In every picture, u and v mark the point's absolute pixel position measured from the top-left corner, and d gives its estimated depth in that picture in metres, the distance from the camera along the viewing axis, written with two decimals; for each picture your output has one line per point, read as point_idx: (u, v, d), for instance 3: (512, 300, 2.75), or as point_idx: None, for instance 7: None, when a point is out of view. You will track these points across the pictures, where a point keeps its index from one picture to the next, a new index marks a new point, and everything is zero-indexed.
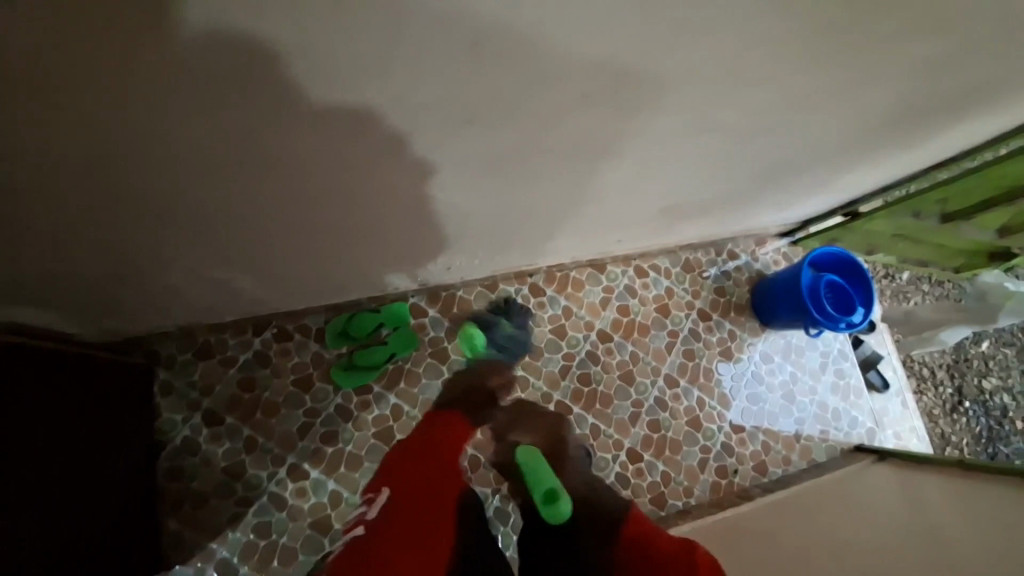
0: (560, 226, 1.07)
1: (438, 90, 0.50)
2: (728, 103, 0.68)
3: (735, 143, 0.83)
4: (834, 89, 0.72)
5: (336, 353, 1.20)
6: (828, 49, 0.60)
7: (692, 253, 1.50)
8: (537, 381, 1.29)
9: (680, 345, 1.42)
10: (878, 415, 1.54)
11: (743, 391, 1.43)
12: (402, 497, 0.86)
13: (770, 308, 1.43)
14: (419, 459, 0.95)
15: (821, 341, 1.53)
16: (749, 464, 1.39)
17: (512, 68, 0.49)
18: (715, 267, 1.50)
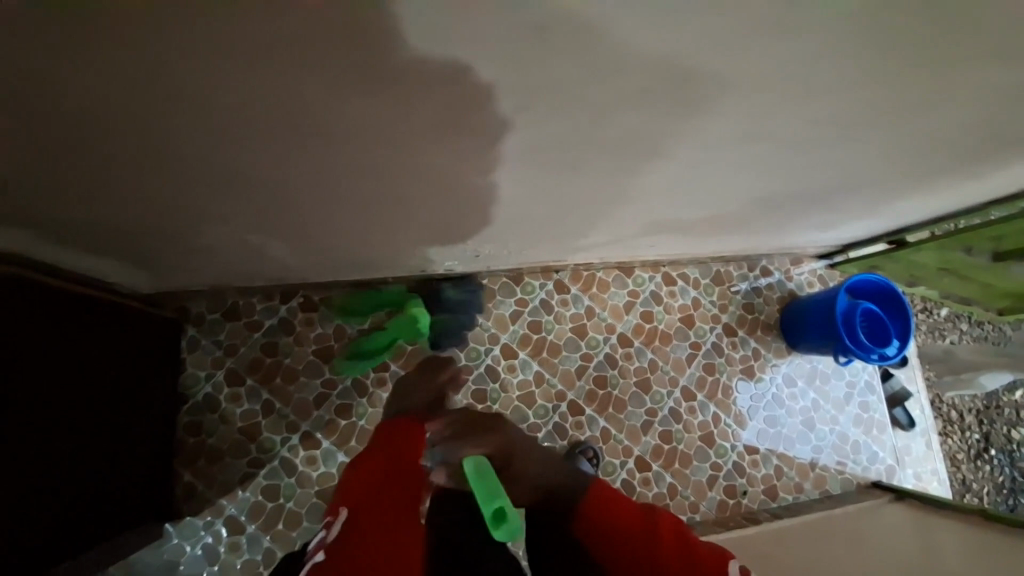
0: (594, 224, 1.05)
1: (497, 76, 0.50)
2: (787, 114, 0.66)
3: (786, 156, 0.81)
4: (901, 109, 0.68)
5: (358, 328, 1.22)
6: (904, 67, 0.57)
7: (724, 266, 1.46)
8: (552, 378, 1.29)
9: (701, 358, 1.39)
10: (900, 453, 1.49)
11: (761, 413, 1.40)
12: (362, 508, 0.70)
13: (798, 331, 1.39)
14: (372, 478, 0.74)
15: (848, 371, 1.48)
16: (759, 486, 1.36)
17: (575, 60, 0.48)
18: (746, 283, 1.46)
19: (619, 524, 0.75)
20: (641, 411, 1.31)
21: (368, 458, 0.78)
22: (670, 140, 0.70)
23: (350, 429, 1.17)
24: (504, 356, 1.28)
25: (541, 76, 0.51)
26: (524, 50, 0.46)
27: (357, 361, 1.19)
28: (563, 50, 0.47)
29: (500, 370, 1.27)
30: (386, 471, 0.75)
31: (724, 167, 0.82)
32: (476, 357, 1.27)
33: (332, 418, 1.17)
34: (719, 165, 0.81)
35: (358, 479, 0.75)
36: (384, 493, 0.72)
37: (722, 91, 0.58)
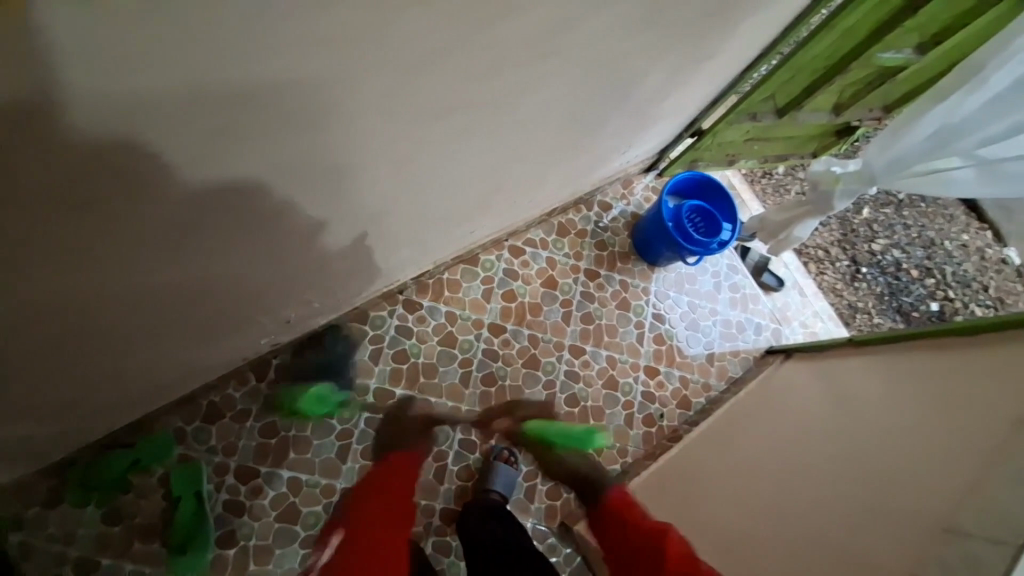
0: (388, 232, 0.98)
1: (36, 89, 0.37)
2: (451, 59, 0.62)
3: (522, 83, 0.75)
4: (571, 20, 0.67)
5: (163, 478, 1.04)
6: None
7: (563, 216, 1.46)
8: (439, 399, 1.22)
9: (576, 312, 1.39)
10: (780, 312, 1.59)
11: (649, 335, 1.43)
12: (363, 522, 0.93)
13: (649, 248, 1.42)
14: (368, 503, 0.97)
15: (709, 263, 1.54)
16: (672, 404, 1.40)
17: (115, 24, 0.36)
18: (590, 223, 1.47)
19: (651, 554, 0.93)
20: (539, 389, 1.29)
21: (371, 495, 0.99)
22: (374, 101, 0.62)
23: (244, 553, 1.04)
24: (379, 402, 1.18)
25: (104, 62, 0.38)
26: (21, 44, 0.33)
27: (192, 546, 1.01)
28: (82, 25, 0.35)
29: (382, 418, 1.17)
30: (381, 504, 0.96)
31: (462, 119, 0.76)
32: (351, 416, 1.16)
33: (219, 553, 1.03)
34: (453, 125, 0.76)
35: (372, 490, 0.99)
36: (388, 503, 0.96)
37: (370, 12, 0.49)
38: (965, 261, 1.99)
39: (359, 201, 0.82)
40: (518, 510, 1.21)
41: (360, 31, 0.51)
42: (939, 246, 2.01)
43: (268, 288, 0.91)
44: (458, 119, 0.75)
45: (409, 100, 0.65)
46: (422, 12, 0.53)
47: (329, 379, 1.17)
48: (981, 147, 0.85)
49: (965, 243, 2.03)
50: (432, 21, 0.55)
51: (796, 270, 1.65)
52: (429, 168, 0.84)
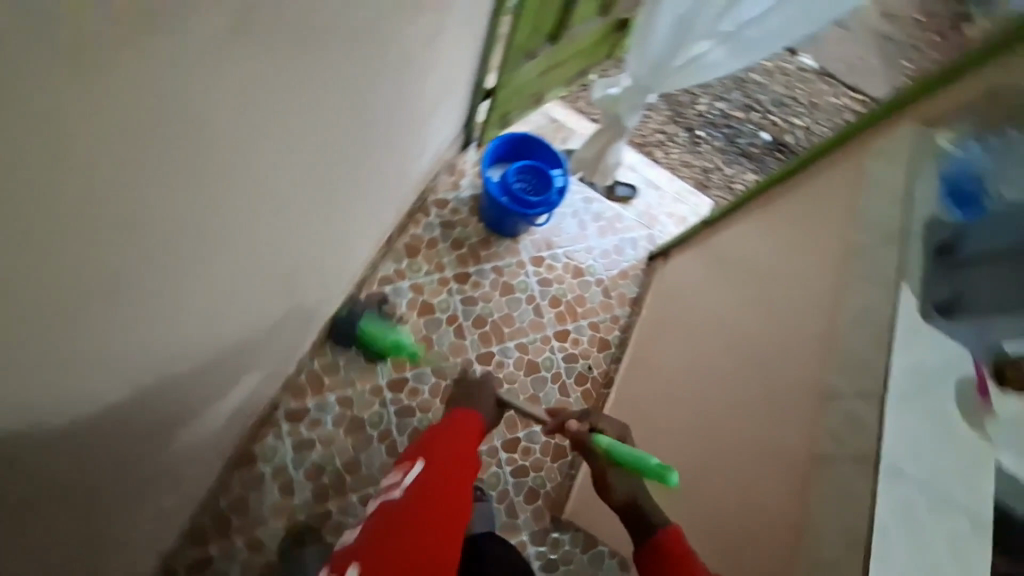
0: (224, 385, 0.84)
1: None
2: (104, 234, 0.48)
3: (264, 181, 0.63)
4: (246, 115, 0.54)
5: None
6: (193, 28, 0.39)
7: (406, 236, 1.35)
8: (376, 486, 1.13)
9: (466, 322, 1.32)
10: (646, 216, 1.62)
11: (544, 302, 1.41)
12: (432, 477, 0.69)
13: (500, 223, 1.37)
14: (442, 455, 0.73)
15: (564, 207, 1.53)
16: (594, 351, 1.40)
17: None
18: (435, 228, 1.38)
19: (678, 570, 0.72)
20: None
21: (440, 447, 0.75)
22: (115, 326, 0.49)
23: None
24: (317, 527, 1.08)
25: None
26: None
27: None
28: None
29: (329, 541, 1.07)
30: (455, 461, 0.73)
31: None
32: None
33: None
34: None
35: (433, 446, 0.74)
36: (454, 479, 0.70)
37: None
38: (774, 83, 2.12)
39: (171, 396, 0.68)
40: (509, 533, 1.20)
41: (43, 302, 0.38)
42: (748, 80, 2.12)
43: (128, 522, 0.75)
44: (215, 259, 0.61)
45: (155, 292, 0.52)
46: (103, 226, 0.41)
47: (252, 539, 1.04)
48: (721, 22, 0.96)
49: (769, 66, 2.14)
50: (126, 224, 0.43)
51: (640, 169, 1.69)
52: (217, 315, 0.69)
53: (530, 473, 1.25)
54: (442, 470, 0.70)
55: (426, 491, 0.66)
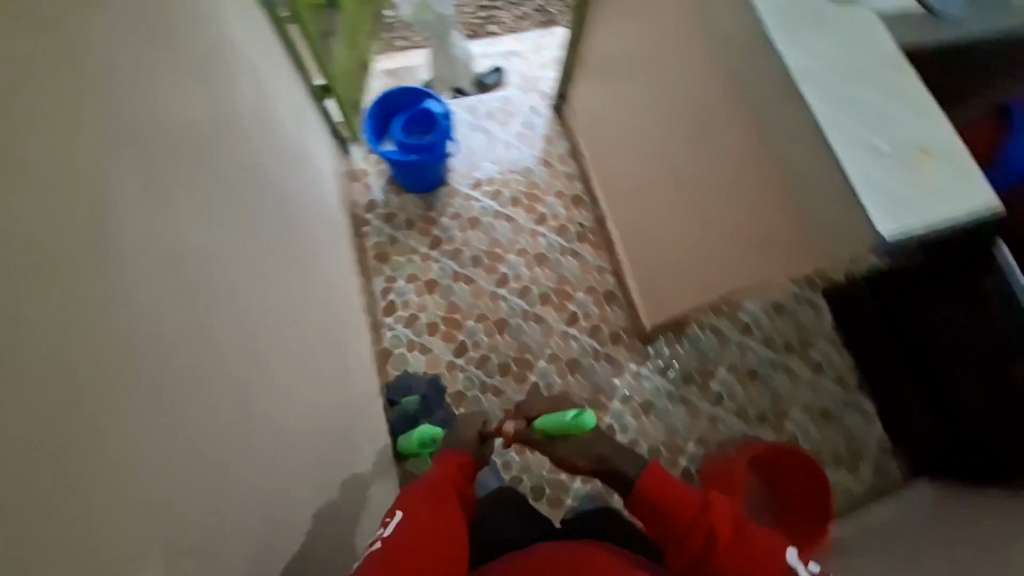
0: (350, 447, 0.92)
1: None
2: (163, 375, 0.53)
3: (238, 265, 0.69)
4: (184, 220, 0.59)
5: None
6: (67, 142, 0.43)
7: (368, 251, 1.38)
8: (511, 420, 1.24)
9: (466, 270, 1.37)
10: (525, 82, 1.65)
11: (509, 206, 1.47)
12: (422, 538, 0.63)
13: (425, 179, 1.39)
14: (429, 516, 0.66)
15: (459, 129, 1.57)
16: (573, 211, 1.47)
17: None
18: (383, 227, 1.40)
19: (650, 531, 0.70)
20: (524, 326, 1.32)
21: (424, 503, 0.68)
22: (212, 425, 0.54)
23: None
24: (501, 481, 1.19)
25: None
26: None
27: None
28: None
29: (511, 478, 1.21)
30: (445, 520, 0.67)
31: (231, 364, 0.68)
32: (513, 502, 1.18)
33: None
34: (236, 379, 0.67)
35: (424, 499, 0.69)
36: (447, 540, 0.64)
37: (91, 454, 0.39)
38: None
39: (307, 466, 0.76)
40: (623, 375, 1.30)
41: (130, 403, 0.43)
42: None
43: None
44: (254, 348, 0.68)
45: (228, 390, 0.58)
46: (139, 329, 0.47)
47: None
48: None
49: None
50: (154, 323, 0.49)
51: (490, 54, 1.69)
52: (286, 399, 0.75)
53: (604, 326, 1.33)
54: (431, 534, 0.64)
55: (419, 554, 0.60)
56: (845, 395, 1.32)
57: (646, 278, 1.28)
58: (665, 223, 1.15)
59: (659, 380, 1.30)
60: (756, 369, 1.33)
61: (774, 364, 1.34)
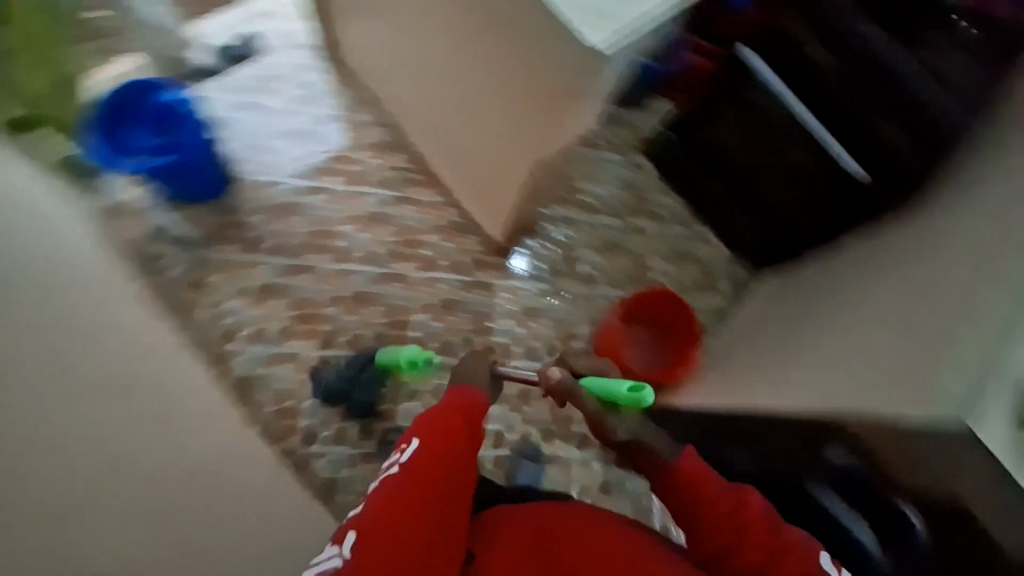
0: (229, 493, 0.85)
1: None
2: None
3: None
4: None
5: None
6: None
7: (170, 279, 1.14)
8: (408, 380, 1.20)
9: (297, 260, 1.20)
10: (274, 28, 1.31)
11: (313, 178, 1.25)
12: (422, 468, 0.70)
13: (196, 183, 1.13)
14: (438, 447, 0.72)
15: (218, 110, 1.25)
16: (387, 157, 1.28)
17: None
18: (176, 246, 1.16)
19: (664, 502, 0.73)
20: (384, 289, 1.22)
21: (435, 430, 0.74)
22: None
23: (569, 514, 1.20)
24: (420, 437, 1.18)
25: None
26: None
27: None
28: None
29: None
30: (450, 450, 0.72)
31: None
32: None
33: None
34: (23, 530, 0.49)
35: (432, 436, 0.73)
36: (449, 467, 0.71)
37: None
38: None
39: None
40: (497, 294, 1.27)
41: None
42: None
43: None
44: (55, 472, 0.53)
45: None
46: None
47: None
48: None
49: None
50: None
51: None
52: None
53: (461, 258, 1.26)
54: (436, 465, 0.70)
55: (418, 480, 0.68)
56: (688, 228, 1.32)
57: (480, 195, 1.17)
58: (470, 129, 1.06)
59: (531, 279, 1.29)
60: (608, 240, 1.32)
61: (627, 228, 1.32)
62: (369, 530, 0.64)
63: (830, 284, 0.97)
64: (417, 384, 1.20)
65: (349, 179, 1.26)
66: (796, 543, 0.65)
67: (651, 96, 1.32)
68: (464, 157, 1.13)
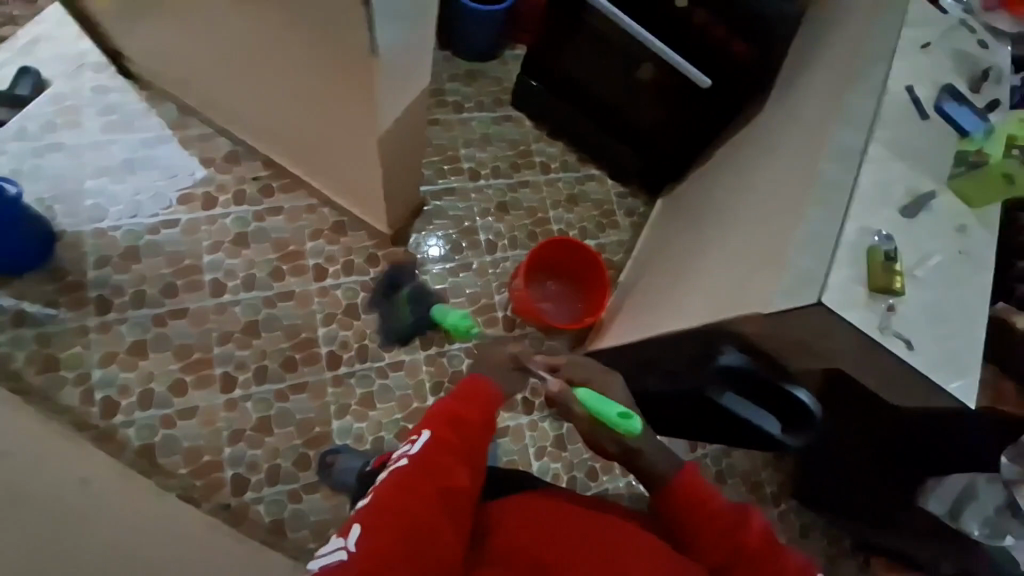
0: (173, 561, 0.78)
1: None
2: None
3: None
4: None
5: None
6: None
7: (16, 370, 0.98)
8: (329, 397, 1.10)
9: (167, 307, 1.07)
10: (56, 59, 1.12)
11: (161, 213, 1.11)
12: (434, 469, 0.56)
13: (8, 249, 0.96)
14: (452, 447, 0.58)
15: (18, 165, 1.06)
16: (237, 170, 1.16)
17: None
18: (15, 330, 1.00)
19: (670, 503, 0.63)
20: (274, 312, 1.11)
21: (449, 426, 0.60)
22: None
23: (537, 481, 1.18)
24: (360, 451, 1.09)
25: None
26: None
27: None
28: None
29: (366, 442, 1.09)
30: (465, 450, 0.59)
31: None
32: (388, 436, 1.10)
33: None
34: None
35: (448, 418, 0.60)
36: (462, 471, 0.58)
37: None
38: None
39: None
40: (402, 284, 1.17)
41: None
42: None
43: None
44: None
45: None
46: None
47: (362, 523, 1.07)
48: None
49: None
50: None
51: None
52: None
53: (351, 256, 1.17)
54: (450, 466, 0.57)
55: (428, 485, 0.55)
56: (576, 172, 1.29)
57: (343, 189, 1.08)
58: (292, 126, 0.93)
59: (435, 258, 1.20)
60: (502, 199, 1.26)
61: (515, 184, 1.27)
62: (371, 540, 0.51)
63: (713, 192, 0.98)
64: (344, 397, 1.11)
65: (202, 202, 1.13)
66: (802, 569, 0.57)
67: (496, 49, 1.28)
68: (309, 155, 1.02)
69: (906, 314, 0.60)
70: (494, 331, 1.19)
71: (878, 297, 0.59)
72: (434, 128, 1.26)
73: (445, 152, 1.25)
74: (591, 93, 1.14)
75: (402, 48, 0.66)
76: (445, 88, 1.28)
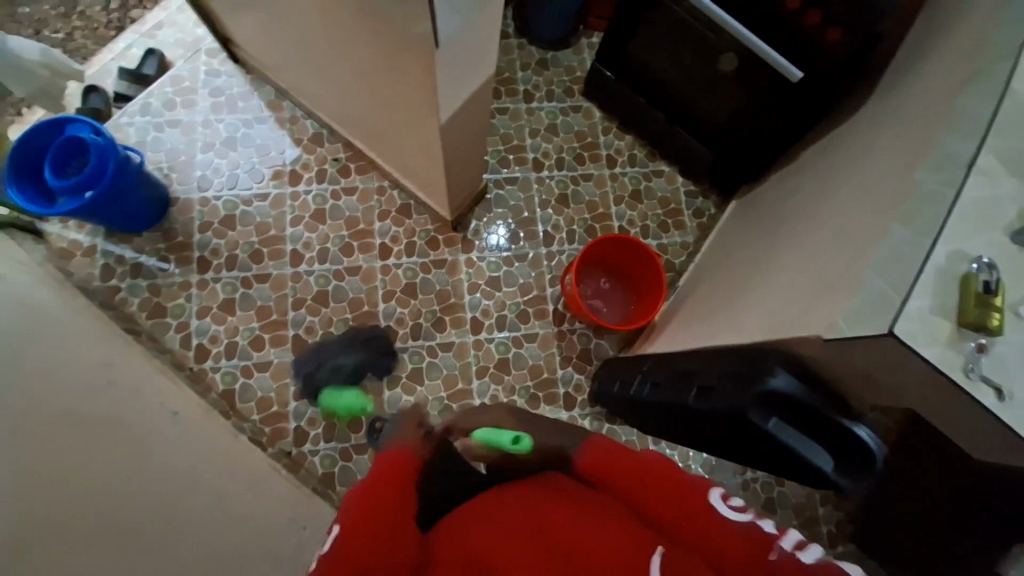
0: (239, 492, 0.89)
1: None
2: None
3: None
4: None
5: None
6: None
7: (136, 313, 1.16)
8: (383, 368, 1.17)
9: (253, 271, 1.20)
10: (178, 45, 1.28)
11: (254, 186, 1.24)
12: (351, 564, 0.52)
13: (128, 211, 1.10)
14: (366, 532, 0.55)
15: (145, 138, 1.23)
16: (320, 150, 1.25)
17: None
18: (136, 280, 1.18)
19: (639, 511, 0.58)
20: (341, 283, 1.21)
21: (362, 511, 0.57)
22: None
23: None
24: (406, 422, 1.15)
25: None
26: None
27: None
28: None
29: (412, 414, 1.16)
30: (382, 525, 0.56)
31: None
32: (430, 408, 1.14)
33: None
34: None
35: (360, 519, 0.56)
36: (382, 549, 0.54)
37: None
38: None
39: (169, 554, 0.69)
40: (458, 268, 1.21)
41: None
42: None
43: None
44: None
45: None
46: None
47: None
48: None
49: None
50: None
51: (118, 20, 1.28)
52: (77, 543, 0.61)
53: (414, 237, 1.23)
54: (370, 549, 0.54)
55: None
56: (643, 167, 1.25)
57: (411, 174, 1.13)
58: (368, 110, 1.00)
59: (491, 246, 1.23)
60: (564, 191, 1.25)
61: (578, 177, 1.26)
62: None
63: (790, 198, 0.90)
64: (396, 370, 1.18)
65: (289, 178, 1.24)
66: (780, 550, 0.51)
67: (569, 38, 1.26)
68: (381, 140, 1.09)
69: (998, 357, 0.51)
70: (542, 323, 1.19)
71: (964, 334, 0.51)
72: (501, 118, 1.27)
73: (511, 141, 1.26)
74: (667, 86, 1.10)
75: (461, 43, 0.67)
76: (516, 77, 1.28)
